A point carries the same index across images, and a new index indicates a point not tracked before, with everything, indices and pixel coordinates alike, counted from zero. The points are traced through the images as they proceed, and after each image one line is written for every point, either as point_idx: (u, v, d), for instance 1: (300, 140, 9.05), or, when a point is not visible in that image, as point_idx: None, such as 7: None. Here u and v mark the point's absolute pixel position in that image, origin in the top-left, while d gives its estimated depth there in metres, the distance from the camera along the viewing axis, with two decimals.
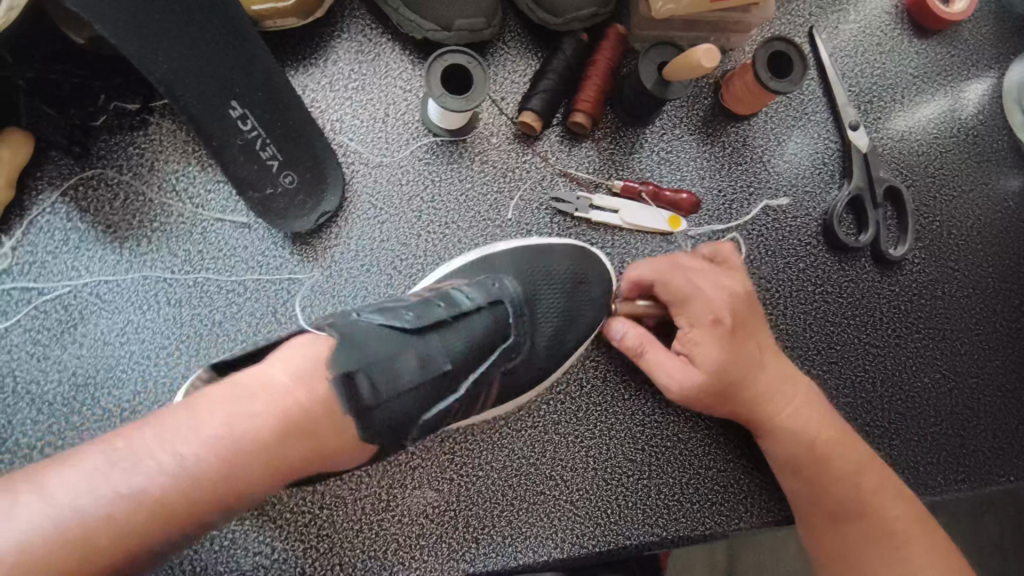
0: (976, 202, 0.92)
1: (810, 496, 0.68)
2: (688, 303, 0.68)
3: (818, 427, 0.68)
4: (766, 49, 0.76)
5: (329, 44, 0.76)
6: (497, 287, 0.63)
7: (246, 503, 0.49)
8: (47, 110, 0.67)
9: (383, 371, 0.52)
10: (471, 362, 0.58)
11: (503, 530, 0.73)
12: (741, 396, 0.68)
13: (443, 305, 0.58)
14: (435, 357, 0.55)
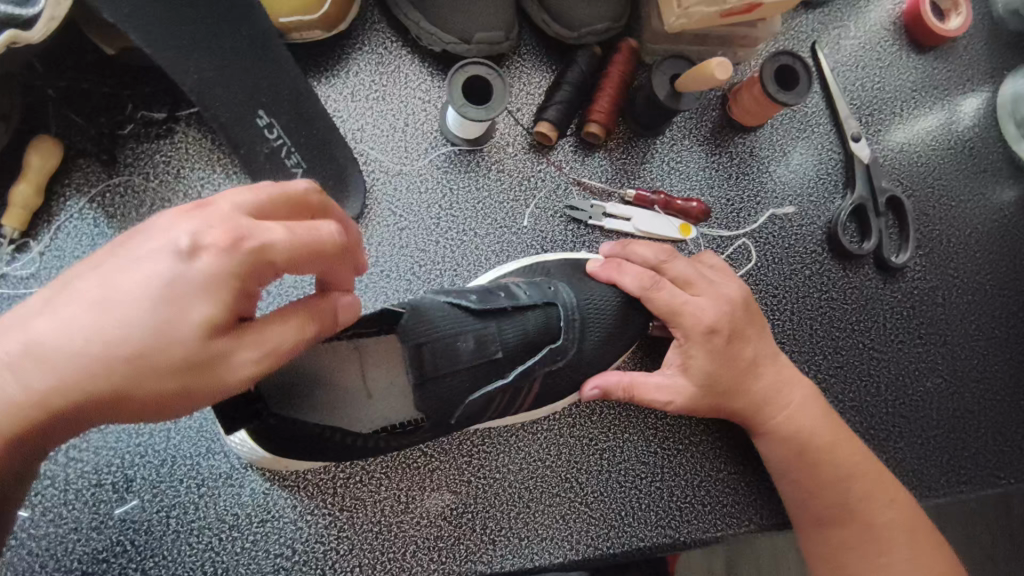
0: (973, 212, 0.95)
1: (801, 498, 0.70)
2: (691, 287, 0.70)
3: (811, 430, 0.70)
4: (773, 63, 0.79)
5: (350, 55, 0.78)
6: (551, 287, 0.69)
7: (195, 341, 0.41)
8: (77, 118, 0.69)
9: (446, 351, 0.61)
10: (519, 354, 0.65)
11: (520, 532, 0.74)
12: (738, 397, 0.69)
13: (503, 295, 0.66)
14: (492, 342, 0.63)
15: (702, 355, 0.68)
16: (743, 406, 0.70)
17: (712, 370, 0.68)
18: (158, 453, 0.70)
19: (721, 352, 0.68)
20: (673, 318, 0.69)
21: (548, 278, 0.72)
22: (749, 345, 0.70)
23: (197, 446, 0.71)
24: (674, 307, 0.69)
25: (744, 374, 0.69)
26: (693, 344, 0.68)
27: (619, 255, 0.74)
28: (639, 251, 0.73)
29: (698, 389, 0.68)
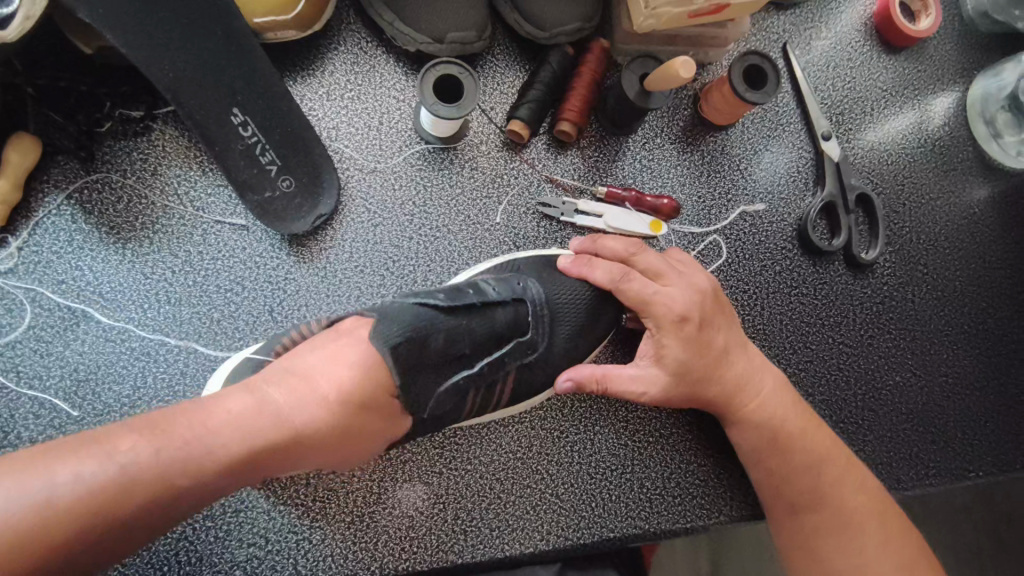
0: (943, 210, 0.97)
1: (773, 486, 0.71)
2: (661, 278, 0.72)
3: (780, 416, 0.72)
4: (742, 62, 0.80)
5: (326, 55, 0.80)
6: (520, 283, 0.70)
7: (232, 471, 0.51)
8: (55, 115, 0.70)
9: (415, 350, 0.58)
10: (487, 348, 0.65)
11: (491, 522, 0.75)
12: (710, 384, 0.71)
13: (471, 292, 0.67)
14: (460, 341, 0.62)
15: (676, 344, 0.69)
16: (717, 393, 0.71)
17: (685, 359, 0.69)
18: None
19: (693, 341, 0.69)
20: (645, 308, 0.71)
21: (518, 274, 0.73)
22: (719, 333, 0.72)
23: None
24: (645, 298, 0.71)
25: (716, 362, 0.71)
26: (665, 334, 0.69)
27: (589, 249, 0.76)
28: (609, 245, 0.74)
29: (672, 377, 0.69)
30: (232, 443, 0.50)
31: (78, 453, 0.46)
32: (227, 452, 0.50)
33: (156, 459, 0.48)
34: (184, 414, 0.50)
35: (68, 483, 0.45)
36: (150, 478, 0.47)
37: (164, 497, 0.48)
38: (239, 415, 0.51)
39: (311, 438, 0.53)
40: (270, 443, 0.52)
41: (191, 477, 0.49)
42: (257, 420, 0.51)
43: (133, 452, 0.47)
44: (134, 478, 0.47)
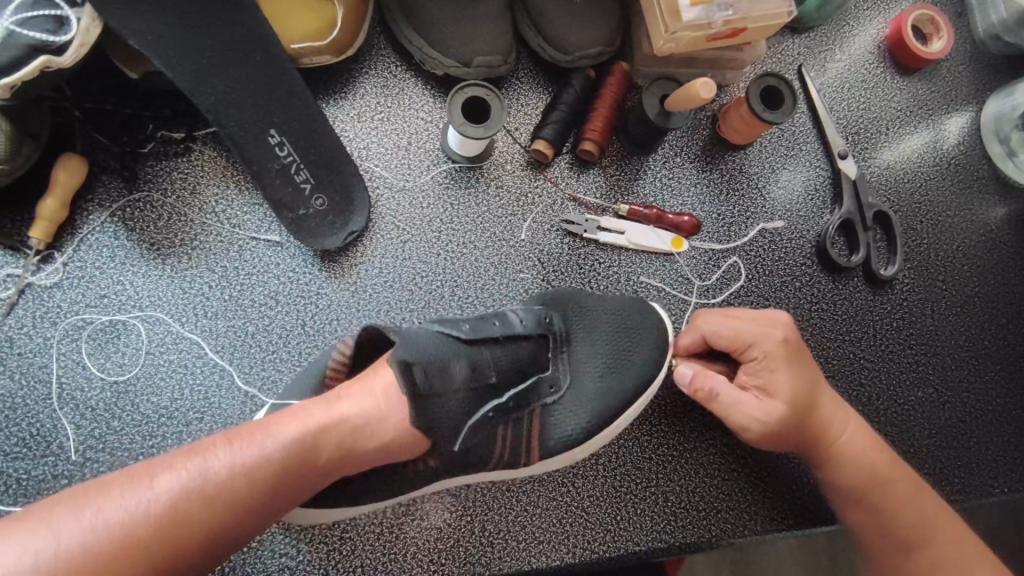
0: (961, 227, 0.98)
1: (873, 525, 0.69)
2: (759, 316, 0.73)
3: (863, 451, 0.71)
4: (759, 83, 0.83)
5: (357, 79, 0.83)
6: (546, 316, 0.72)
7: (292, 471, 0.52)
8: (101, 137, 0.74)
9: (439, 374, 0.61)
10: (510, 377, 0.67)
11: (518, 534, 0.76)
12: (816, 415, 0.70)
13: (498, 324, 0.68)
14: (484, 369, 0.65)
15: (788, 374, 0.69)
16: (820, 426, 0.70)
17: (798, 388, 0.69)
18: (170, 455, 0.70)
19: (801, 372, 0.70)
20: (750, 343, 0.71)
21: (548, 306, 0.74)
22: (812, 363, 0.73)
23: None
24: (746, 335, 0.71)
25: (821, 393, 0.71)
26: (776, 363, 0.69)
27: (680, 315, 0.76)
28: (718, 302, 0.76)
29: (790, 408, 0.68)
30: (299, 436, 0.53)
31: (164, 462, 0.50)
32: (295, 446, 0.53)
33: (236, 458, 0.51)
34: (256, 422, 0.54)
35: (162, 483, 0.48)
36: (229, 477, 0.50)
37: (242, 496, 0.50)
38: (305, 415, 0.55)
39: (365, 426, 0.56)
40: (332, 434, 0.55)
41: (265, 473, 0.51)
42: (318, 420, 0.55)
43: (217, 454, 0.50)
44: (218, 479, 0.49)
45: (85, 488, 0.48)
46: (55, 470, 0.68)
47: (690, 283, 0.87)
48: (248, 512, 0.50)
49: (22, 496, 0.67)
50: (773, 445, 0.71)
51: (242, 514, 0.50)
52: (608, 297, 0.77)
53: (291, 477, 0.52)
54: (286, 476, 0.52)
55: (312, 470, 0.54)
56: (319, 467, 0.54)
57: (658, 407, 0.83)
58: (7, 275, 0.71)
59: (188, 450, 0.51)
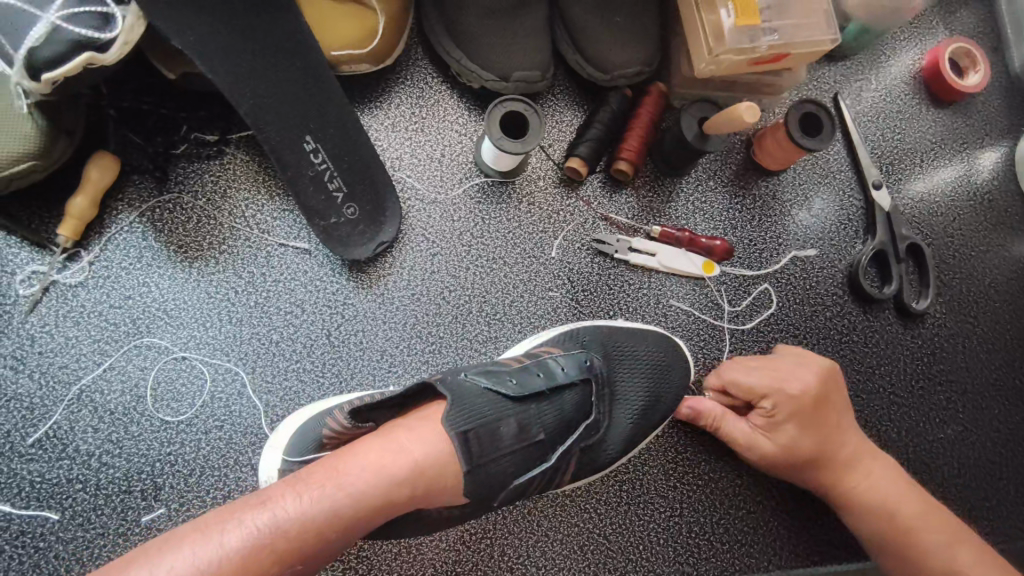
0: (993, 263, 0.96)
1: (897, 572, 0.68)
2: (778, 367, 0.74)
3: (891, 497, 0.70)
4: (799, 110, 0.82)
5: (392, 88, 0.82)
6: (586, 358, 0.70)
7: (358, 522, 0.50)
8: (134, 137, 0.73)
9: (489, 435, 0.57)
10: (560, 434, 0.63)
11: (538, 560, 0.74)
12: (823, 459, 0.71)
13: (540, 376, 0.64)
14: (532, 426, 0.61)
15: (787, 423, 0.71)
16: (828, 475, 0.72)
17: (796, 432, 0.71)
18: (187, 463, 0.68)
19: (808, 420, 0.71)
20: (763, 393, 0.73)
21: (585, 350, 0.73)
22: (835, 410, 0.73)
23: (225, 458, 0.69)
24: (760, 385, 0.73)
25: (832, 443, 0.71)
26: (781, 409, 0.71)
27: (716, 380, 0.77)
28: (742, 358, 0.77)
29: (781, 448, 0.71)
30: (370, 484, 0.51)
31: (237, 511, 0.47)
32: (370, 491, 0.51)
33: (307, 507, 0.48)
34: (325, 464, 0.52)
35: (235, 537, 0.45)
36: (301, 525, 0.47)
37: (317, 545, 0.48)
38: (375, 461, 0.52)
39: (432, 468, 0.54)
40: (409, 479, 0.52)
41: (334, 524, 0.49)
42: (390, 465, 0.52)
43: (289, 503, 0.48)
44: (292, 528, 0.47)
45: (158, 537, 0.45)
46: (70, 474, 0.66)
47: (720, 308, 0.86)
48: (312, 561, 0.48)
49: (35, 499, 0.65)
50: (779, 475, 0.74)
51: (308, 563, 0.48)
52: (642, 332, 0.78)
53: (356, 527, 0.50)
54: (360, 519, 0.50)
55: (384, 517, 0.52)
56: (391, 511, 0.52)
57: (684, 433, 0.80)
58: (32, 272, 0.70)
59: (260, 495, 0.48)
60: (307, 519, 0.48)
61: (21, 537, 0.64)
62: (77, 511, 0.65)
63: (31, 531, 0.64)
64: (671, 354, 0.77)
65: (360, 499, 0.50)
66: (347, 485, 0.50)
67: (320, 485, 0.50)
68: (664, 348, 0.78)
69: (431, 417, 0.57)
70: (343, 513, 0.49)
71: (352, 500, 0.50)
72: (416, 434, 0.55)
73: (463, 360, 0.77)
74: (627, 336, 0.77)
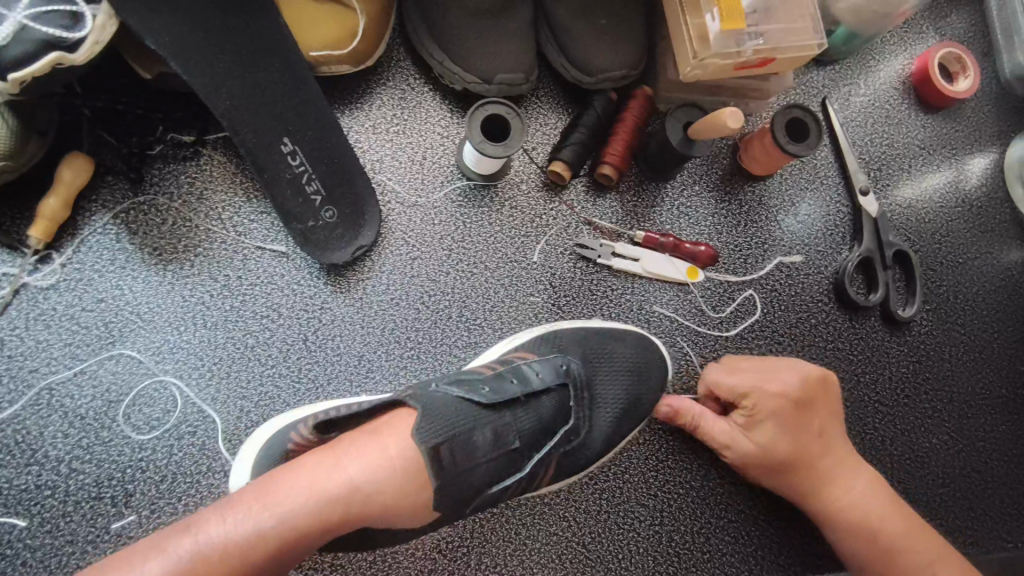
0: (981, 270, 0.95)
1: None
2: (765, 371, 0.73)
3: (874, 514, 0.69)
4: (784, 115, 0.81)
5: (374, 90, 0.81)
6: (563, 363, 0.69)
7: (289, 544, 0.51)
8: (109, 137, 0.72)
9: (462, 447, 0.56)
10: (538, 440, 0.63)
11: (516, 569, 0.73)
12: (801, 471, 0.71)
13: (515, 382, 0.64)
14: (507, 435, 0.60)
15: (768, 429, 0.71)
16: (808, 485, 0.71)
17: (776, 440, 0.70)
18: (160, 469, 0.67)
19: (788, 428, 0.70)
20: (745, 394, 0.72)
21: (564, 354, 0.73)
22: (819, 419, 0.71)
23: (198, 465, 0.68)
24: (744, 387, 0.72)
25: (811, 452, 0.70)
26: (761, 414, 0.71)
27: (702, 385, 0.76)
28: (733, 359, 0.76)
29: (759, 454, 0.71)
30: (299, 507, 0.51)
31: (165, 538, 0.48)
32: (300, 513, 0.51)
33: (230, 533, 0.49)
34: (261, 485, 0.52)
35: (156, 564, 0.47)
36: (227, 550, 0.48)
37: (246, 569, 0.49)
38: (308, 482, 0.52)
39: (370, 487, 0.53)
40: (342, 499, 0.52)
41: (260, 548, 0.49)
42: (337, 480, 0.53)
43: (214, 528, 0.49)
44: (215, 553, 0.48)
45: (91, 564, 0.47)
46: (39, 480, 0.65)
47: (704, 314, 0.85)
48: None
49: (3, 506, 0.64)
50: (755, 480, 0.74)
51: None
52: (623, 334, 0.78)
53: (286, 550, 0.50)
54: (291, 542, 0.51)
55: (320, 538, 0.52)
56: (328, 531, 0.52)
57: (666, 440, 0.80)
58: (2, 274, 0.68)
59: (190, 521, 0.49)
60: (232, 545, 0.48)
61: None
62: (45, 518, 0.64)
63: None
64: (652, 358, 0.77)
65: (289, 522, 0.50)
66: (276, 509, 0.50)
67: (249, 508, 0.50)
68: (644, 352, 0.77)
69: (378, 432, 0.56)
70: (270, 537, 0.50)
71: (280, 525, 0.50)
72: (357, 453, 0.54)
73: (443, 366, 0.76)
74: (608, 339, 0.77)
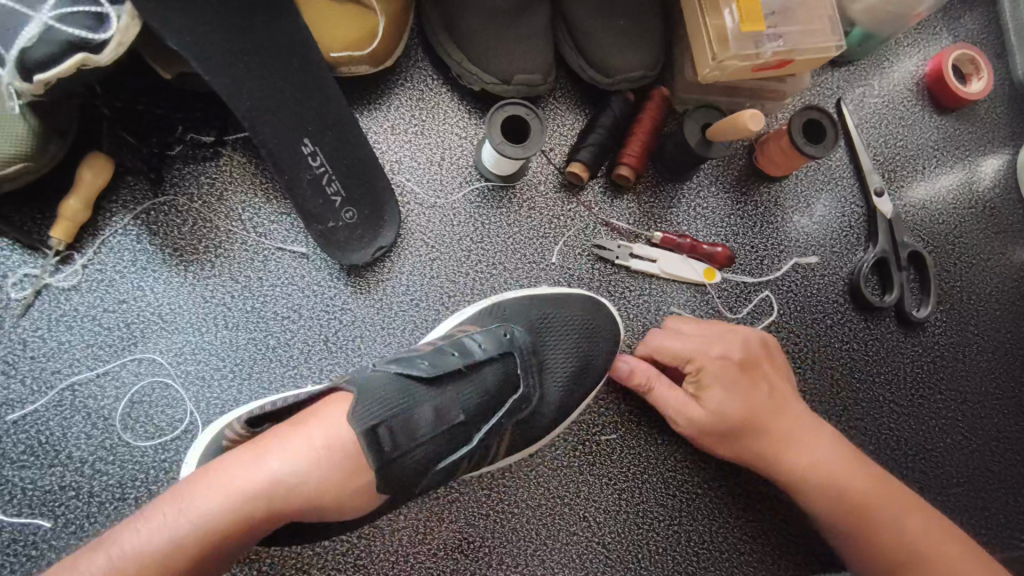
0: (994, 271, 0.96)
1: (863, 555, 0.67)
2: (707, 335, 0.74)
3: (835, 470, 0.69)
4: (801, 116, 0.81)
5: (393, 90, 0.81)
6: (506, 333, 0.68)
7: (212, 551, 0.50)
8: (128, 137, 0.71)
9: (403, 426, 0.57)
10: (483, 415, 0.62)
11: (536, 569, 0.73)
12: (755, 433, 0.70)
13: (455, 355, 0.64)
14: (450, 409, 0.60)
15: (716, 389, 0.71)
16: (763, 448, 0.70)
17: (727, 399, 0.70)
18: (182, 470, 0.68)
19: (735, 388, 0.71)
20: (688, 355, 0.73)
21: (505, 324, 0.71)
22: (763, 378, 0.73)
23: None
24: (688, 350, 0.73)
25: (760, 411, 0.70)
26: (708, 373, 0.71)
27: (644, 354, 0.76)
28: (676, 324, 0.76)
29: (712, 415, 0.70)
30: (217, 509, 0.50)
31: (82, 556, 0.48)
32: (218, 517, 0.50)
33: (144, 545, 0.48)
34: (177, 491, 0.52)
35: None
36: (141, 562, 0.47)
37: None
38: (225, 483, 0.51)
39: (293, 481, 0.53)
40: (263, 497, 0.52)
41: (178, 558, 0.48)
42: (255, 477, 0.52)
43: (127, 540, 0.48)
44: (130, 566, 0.47)
45: None
46: (62, 481, 0.65)
47: (720, 315, 0.85)
48: None
49: (27, 507, 0.64)
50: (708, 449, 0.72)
51: None
52: (570, 298, 0.77)
53: (208, 555, 0.50)
54: (212, 549, 0.50)
55: (243, 539, 0.52)
56: (251, 532, 0.52)
57: (684, 441, 0.80)
58: (24, 274, 0.68)
59: (104, 535, 0.49)
60: (149, 559, 0.48)
61: (13, 545, 0.63)
62: (69, 519, 0.64)
63: (23, 538, 0.63)
64: (607, 325, 0.77)
65: (208, 530, 0.50)
66: (192, 517, 0.49)
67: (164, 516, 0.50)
68: (588, 312, 0.76)
69: (302, 421, 0.56)
70: (188, 547, 0.49)
71: (199, 532, 0.49)
72: (280, 448, 0.54)
73: None
74: (555, 305, 0.75)
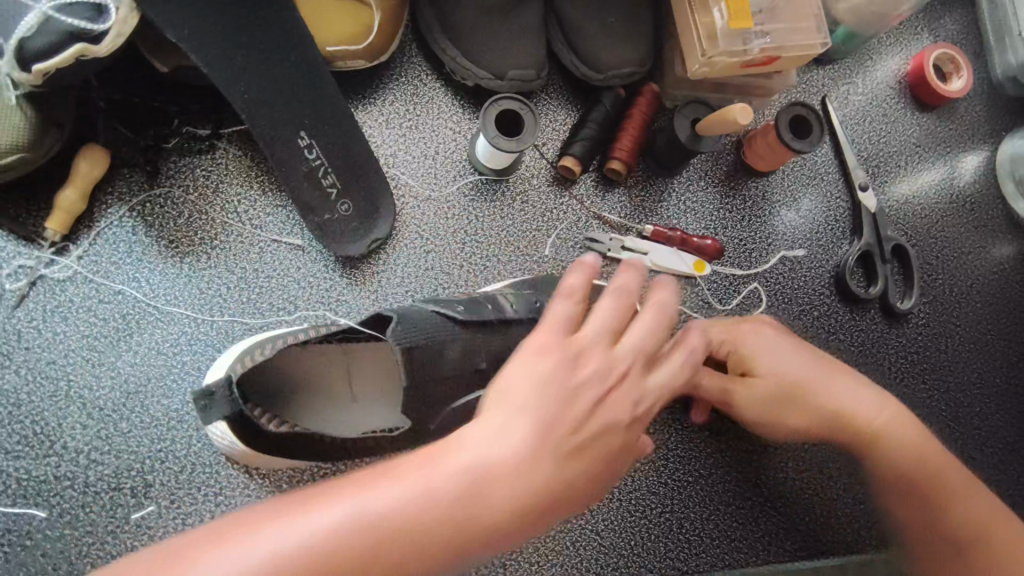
0: (975, 265, 0.98)
1: (935, 526, 0.67)
2: (744, 319, 0.74)
3: (902, 433, 0.68)
4: (788, 112, 0.83)
5: (387, 85, 0.82)
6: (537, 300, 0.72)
7: None
8: (124, 130, 0.73)
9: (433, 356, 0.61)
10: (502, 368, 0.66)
11: (530, 557, 0.74)
12: (824, 398, 0.68)
13: (489, 308, 0.68)
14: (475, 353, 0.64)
15: (774, 359, 0.69)
16: (834, 415, 0.68)
17: (788, 367, 0.69)
18: (178, 460, 0.68)
19: (794, 359, 0.70)
20: (735, 334, 0.72)
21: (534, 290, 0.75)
22: (812, 350, 0.72)
23: (216, 456, 0.68)
24: (730, 330, 0.72)
25: (821, 378, 0.69)
26: (761, 345, 0.70)
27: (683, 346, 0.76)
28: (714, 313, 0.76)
29: (780, 384, 0.68)
30: None
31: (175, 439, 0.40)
32: None
33: None
34: None
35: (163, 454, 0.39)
36: None
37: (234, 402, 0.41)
38: None
39: None
40: None
41: None
42: None
43: None
44: None
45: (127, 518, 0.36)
46: (57, 471, 0.65)
47: (710, 307, 0.87)
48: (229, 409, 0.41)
49: (21, 497, 0.64)
50: (778, 424, 0.69)
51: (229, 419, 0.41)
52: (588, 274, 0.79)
53: None
54: None
55: None
56: None
57: (675, 430, 0.81)
58: (18, 265, 0.68)
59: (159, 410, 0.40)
60: None
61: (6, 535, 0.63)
62: (64, 509, 0.64)
63: (17, 529, 0.63)
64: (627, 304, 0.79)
65: None
66: None
67: None
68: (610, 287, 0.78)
69: None
70: None
71: None
72: None
73: None
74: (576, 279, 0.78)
